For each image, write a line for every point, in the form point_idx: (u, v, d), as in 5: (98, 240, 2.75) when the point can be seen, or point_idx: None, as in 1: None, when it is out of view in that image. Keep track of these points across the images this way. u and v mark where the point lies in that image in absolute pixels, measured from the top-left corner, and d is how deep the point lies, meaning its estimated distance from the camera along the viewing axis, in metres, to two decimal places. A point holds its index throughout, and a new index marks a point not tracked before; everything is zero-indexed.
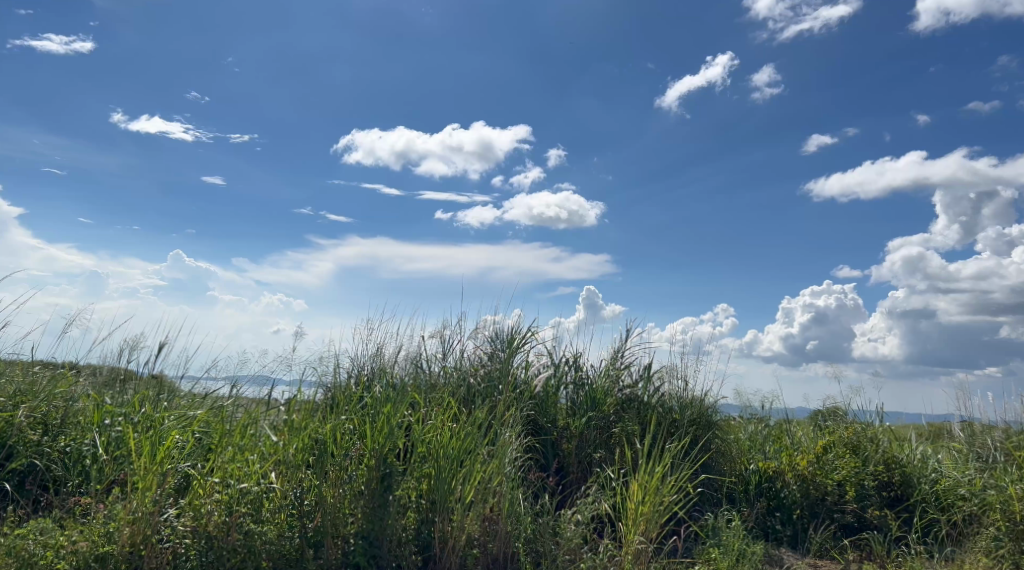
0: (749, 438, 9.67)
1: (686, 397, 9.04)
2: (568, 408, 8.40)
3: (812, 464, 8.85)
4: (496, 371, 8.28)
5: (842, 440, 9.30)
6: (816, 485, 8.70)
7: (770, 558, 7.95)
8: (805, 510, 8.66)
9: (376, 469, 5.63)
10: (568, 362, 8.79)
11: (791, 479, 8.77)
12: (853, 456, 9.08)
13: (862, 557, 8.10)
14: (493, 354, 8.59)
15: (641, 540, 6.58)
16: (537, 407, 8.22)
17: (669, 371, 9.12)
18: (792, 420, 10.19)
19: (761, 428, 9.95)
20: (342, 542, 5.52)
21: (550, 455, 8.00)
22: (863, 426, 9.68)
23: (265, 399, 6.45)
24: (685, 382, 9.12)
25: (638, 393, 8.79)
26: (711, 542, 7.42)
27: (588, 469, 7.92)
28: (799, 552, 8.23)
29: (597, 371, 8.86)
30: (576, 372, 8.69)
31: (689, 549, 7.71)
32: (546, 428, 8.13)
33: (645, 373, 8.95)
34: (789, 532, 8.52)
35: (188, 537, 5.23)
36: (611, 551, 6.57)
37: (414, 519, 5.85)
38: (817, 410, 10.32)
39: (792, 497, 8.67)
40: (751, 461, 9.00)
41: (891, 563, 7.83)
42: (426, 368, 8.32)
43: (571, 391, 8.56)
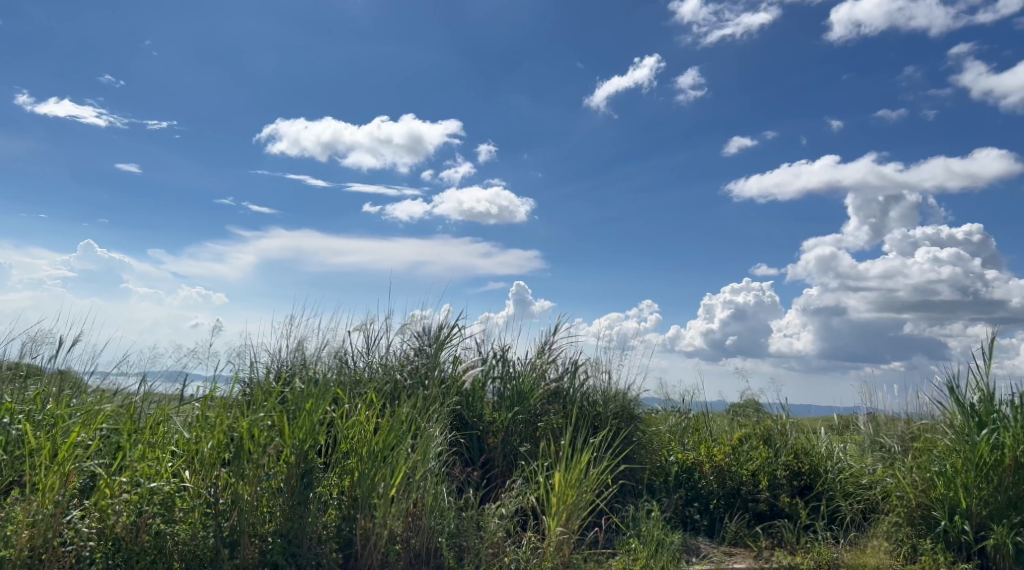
0: (669, 430, 9.91)
1: (610, 391, 9.20)
2: (495, 402, 8.41)
3: (728, 455, 9.22)
4: (423, 366, 8.24)
5: (756, 433, 9.70)
6: (731, 476, 9.07)
7: (688, 547, 8.16)
8: (721, 500, 8.97)
9: (296, 466, 5.53)
10: (494, 356, 8.80)
11: (708, 470, 9.08)
12: (765, 447, 9.46)
13: (773, 545, 8.41)
14: (420, 349, 8.52)
15: (563, 531, 6.69)
16: (462, 402, 8.18)
17: (594, 365, 9.25)
18: (710, 412, 10.49)
19: (680, 420, 10.21)
20: (259, 541, 5.39)
21: (476, 449, 7.99)
22: (777, 419, 10.03)
23: (178, 395, 6.30)
24: (609, 376, 9.28)
25: (564, 385, 8.90)
26: (631, 532, 7.58)
27: (512, 462, 7.95)
28: (714, 540, 8.50)
29: (524, 364, 8.94)
30: (504, 367, 8.71)
31: (610, 540, 7.85)
32: (472, 423, 8.13)
33: (571, 366, 9.07)
34: (706, 521, 8.80)
35: (92, 540, 5.00)
36: (534, 543, 6.64)
37: (334, 517, 5.76)
38: (734, 403, 10.66)
39: (709, 488, 8.97)
40: (671, 454, 9.29)
41: (800, 549, 8.14)
42: (350, 363, 8.22)
43: (498, 385, 8.59)
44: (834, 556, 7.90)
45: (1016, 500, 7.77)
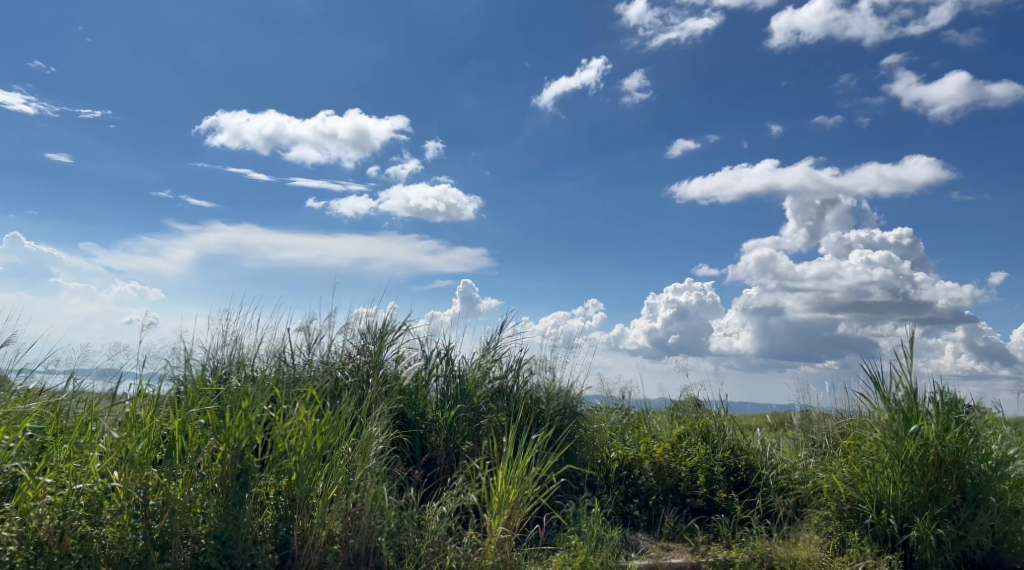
0: (611, 426, 10.01)
1: (553, 388, 9.26)
2: (438, 400, 8.35)
3: (666, 451, 9.38)
4: (365, 365, 8.16)
5: (694, 430, 9.87)
6: (669, 472, 9.23)
7: (627, 543, 8.28)
8: (660, 496, 9.11)
9: (230, 465, 5.39)
10: (438, 354, 8.76)
11: (647, 467, 9.23)
12: (704, 443, 9.65)
13: (710, 539, 8.58)
14: (363, 347, 8.42)
15: (505, 529, 6.67)
16: (405, 401, 8.14)
17: (538, 363, 9.29)
18: (650, 410, 10.68)
19: (621, 417, 10.34)
20: (191, 543, 5.29)
21: (418, 448, 7.95)
22: (714, 415, 10.22)
23: (109, 394, 6.08)
24: (553, 374, 9.33)
25: (507, 384, 8.90)
26: (572, 529, 7.65)
27: (454, 460, 7.95)
28: (653, 535, 8.65)
29: (468, 363, 8.92)
30: (447, 365, 8.68)
31: (551, 537, 7.89)
32: (414, 421, 8.08)
33: (515, 364, 9.09)
34: (646, 517, 8.95)
35: (13, 543, 4.74)
36: (474, 542, 6.62)
37: (271, 517, 5.67)
38: (674, 401, 10.83)
39: (648, 484, 9.12)
40: (612, 450, 9.40)
41: (736, 543, 8.32)
42: (290, 361, 8.08)
43: (442, 384, 8.55)
44: (768, 549, 8.09)
45: (937, 492, 8.14)
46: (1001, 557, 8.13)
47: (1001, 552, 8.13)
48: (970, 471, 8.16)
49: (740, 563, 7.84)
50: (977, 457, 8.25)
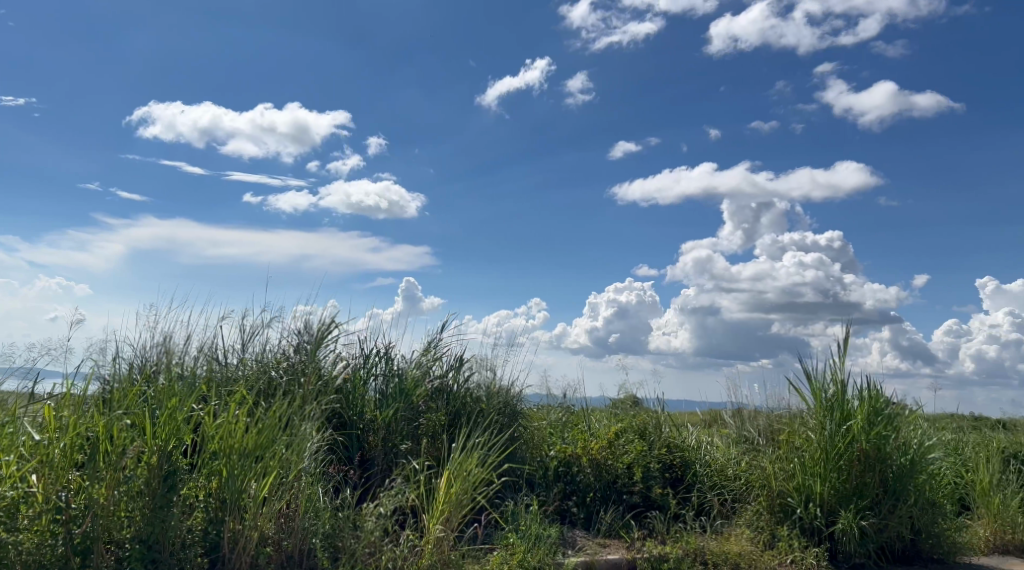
0: (550, 425, 10.06)
1: (493, 387, 9.24)
2: (377, 400, 8.25)
3: (604, 448, 9.47)
4: (300, 364, 8.01)
5: (632, 427, 9.97)
6: (607, 469, 9.32)
7: (565, 539, 8.34)
8: (597, 493, 9.22)
9: (158, 467, 5.25)
10: (377, 353, 8.67)
11: (585, 464, 9.32)
12: (641, 440, 9.77)
13: (645, 535, 8.71)
14: (298, 346, 8.27)
15: (442, 529, 6.64)
16: (342, 400, 8.02)
17: (479, 362, 9.27)
18: (590, 408, 10.76)
19: (561, 415, 10.40)
20: (115, 548, 5.11)
21: (354, 448, 7.85)
22: (650, 413, 10.36)
23: (27, 392, 5.83)
24: (493, 373, 9.32)
25: (447, 383, 8.86)
26: (510, 527, 7.67)
27: (393, 460, 7.86)
28: (590, 532, 8.74)
29: (407, 362, 8.83)
30: (386, 364, 8.59)
31: (489, 535, 7.90)
32: (351, 421, 7.97)
33: (455, 363, 9.05)
34: (583, 514, 9.04)
35: None
36: (411, 542, 6.58)
37: (201, 519, 5.51)
38: (613, 399, 10.94)
39: (586, 482, 9.22)
40: (551, 448, 9.46)
41: (670, 539, 8.48)
42: (222, 360, 7.88)
43: (381, 383, 8.45)
44: (701, 544, 8.26)
45: (861, 487, 8.46)
46: (919, 548, 8.59)
47: (919, 542, 8.58)
48: (891, 466, 8.51)
49: (674, 558, 7.97)
50: (898, 453, 8.60)
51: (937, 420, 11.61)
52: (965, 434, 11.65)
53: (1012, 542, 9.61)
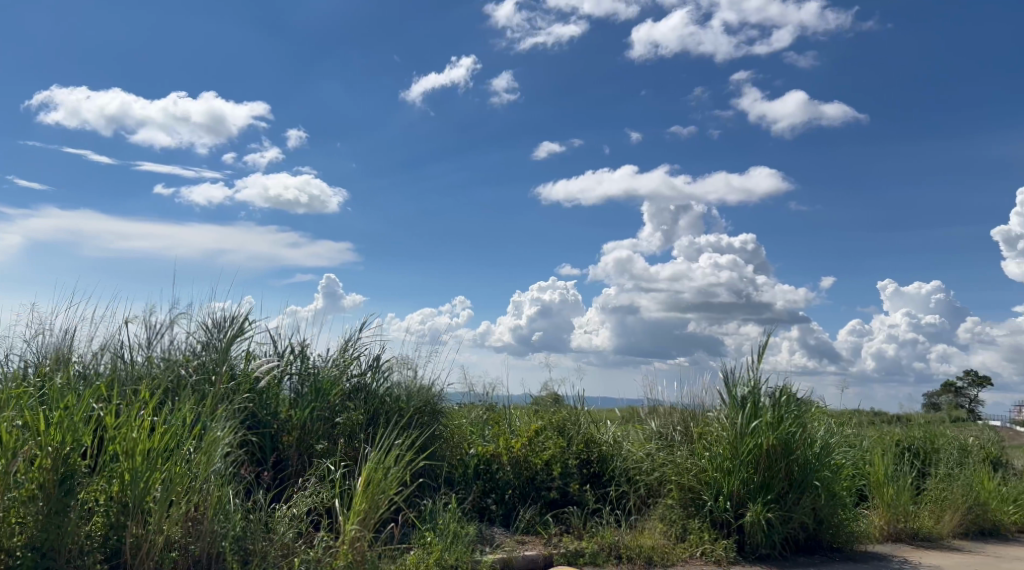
0: (470, 423, 10.03)
1: (414, 386, 9.14)
2: (292, 399, 8.08)
3: (524, 446, 9.53)
4: (210, 362, 7.75)
5: (551, 423, 10.07)
6: (525, 466, 9.40)
7: (483, 537, 8.35)
8: (516, 490, 9.27)
9: (52, 471, 4.98)
10: (292, 352, 8.46)
11: (505, 461, 9.36)
12: (559, 437, 9.86)
13: (562, 531, 8.82)
14: (207, 343, 8.00)
15: (359, 528, 6.51)
16: (255, 399, 7.80)
17: (399, 361, 9.16)
18: (511, 405, 10.81)
19: (482, 413, 10.41)
20: (4, 556, 4.82)
21: (267, 448, 7.65)
22: (570, 410, 10.47)
23: None
24: (414, 371, 9.22)
25: (366, 382, 8.74)
26: (427, 526, 7.62)
27: (307, 461, 7.72)
28: (508, 529, 8.79)
29: (324, 361, 8.63)
30: (302, 363, 8.39)
31: (406, 535, 7.84)
32: (265, 421, 7.75)
33: (374, 363, 8.91)
34: (502, 512, 9.08)
35: None
36: (327, 542, 6.46)
37: (100, 525, 5.26)
38: (533, 396, 11.00)
39: (506, 479, 9.26)
40: (471, 446, 9.44)
41: (586, 534, 8.61)
42: (126, 358, 7.55)
43: (296, 382, 8.26)
44: (616, 538, 8.43)
45: (769, 481, 8.78)
46: (820, 538, 9.01)
47: (821, 532, 8.99)
48: (797, 460, 8.85)
49: (589, 553, 8.10)
50: (804, 447, 8.94)
51: (840, 415, 12.16)
52: (864, 429, 12.23)
53: (904, 529, 10.24)
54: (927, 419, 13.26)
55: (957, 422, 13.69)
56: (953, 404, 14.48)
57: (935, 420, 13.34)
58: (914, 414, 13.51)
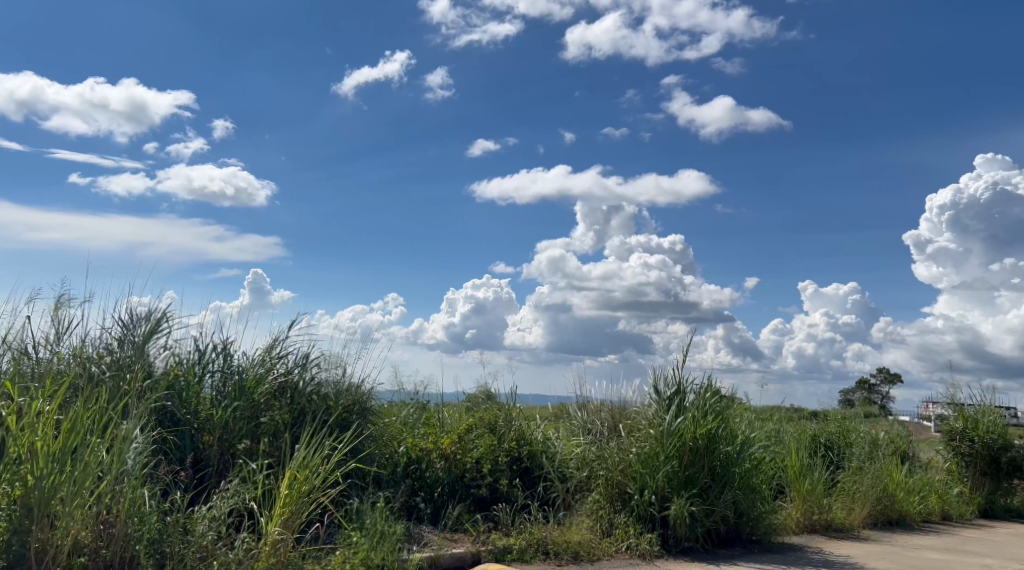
0: (401, 421, 9.92)
1: (342, 384, 8.95)
2: (213, 398, 7.82)
3: (454, 443, 9.51)
4: (125, 359, 7.44)
5: (482, 421, 10.06)
6: (455, 463, 9.37)
7: (411, 535, 8.29)
8: (446, 487, 9.24)
9: None
10: (213, 349, 8.17)
11: (435, 459, 9.31)
12: (490, 435, 9.86)
13: (490, 528, 8.82)
14: (122, 339, 7.66)
15: (282, 530, 6.38)
16: (173, 398, 7.53)
17: (327, 358, 8.97)
18: (444, 404, 10.73)
19: (414, 411, 10.29)
20: None
21: (186, 448, 7.41)
22: (502, 407, 10.45)
23: None
24: (342, 369, 9.04)
25: (293, 380, 8.52)
26: (353, 526, 7.51)
27: (228, 462, 7.52)
28: (436, 527, 8.76)
29: (249, 359, 8.36)
30: (224, 361, 8.11)
31: (331, 535, 7.71)
32: (183, 421, 7.50)
33: (301, 361, 8.69)
34: (430, 510, 9.05)
35: None
36: (247, 544, 6.31)
37: (2, 530, 4.98)
38: (465, 395, 10.94)
39: (435, 477, 9.21)
40: (401, 444, 9.35)
41: (514, 530, 8.64)
42: (32, 355, 7.18)
43: (218, 380, 7.99)
44: (544, 534, 8.48)
45: (692, 476, 9.00)
46: (740, 530, 9.28)
47: (741, 524, 9.25)
48: (719, 456, 9.10)
49: (517, 550, 8.13)
50: (726, 442, 9.18)
51: (761, 411, 12.54)
52: (784, 424, 12.64)
53: (819, 521, 10.65)
54: (843, 414, 13.80)
55: (869, 418, 14.30)
56: (867, 400, 15.10)
57: (850, 415, 13.89)
58: (832, 410, 14.03)
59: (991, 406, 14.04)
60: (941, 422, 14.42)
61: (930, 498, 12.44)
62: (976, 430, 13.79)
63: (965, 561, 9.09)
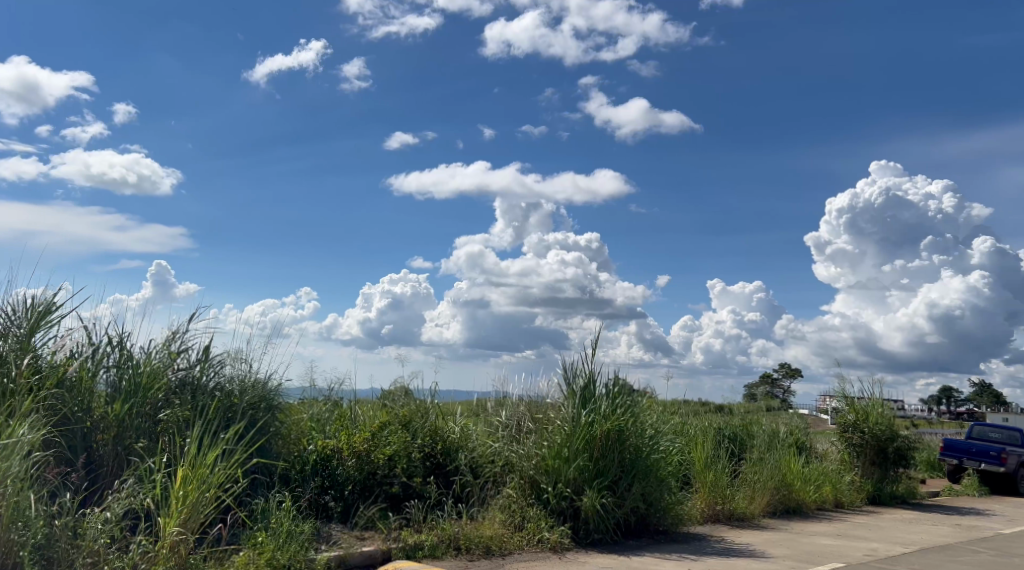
0: (311, 418, 9.66)
1: (248, 380, 8.66)
2: (108, 395, 7.44)
3: (366, 440, 9.38)
4: (10, 354, 6.99)
5: (396, 418, 9.94)
6: (367, 460, 9.24)
7: (320, 535, 8.12)
8: (357, 485, 9.10)
9: None
10: (109, 343, 7.77)
11: (346, 457, 9.15)
12: (404, 431, 9.76)
13: (403, 525, 8.74)
14: (7, 331, 7.19)
15: (180, 531, 6.15)
16: (63, 396, 7.13)
17: (231, 353, 8.67)
18: (358, 400, 10.50)
19: (326, 408, 10.02)
20: None
21: (78, 448, 7.03)
22: (417, 404, 10.32)
23: None
24: (248, 365, 8.75)
25: (194, 376, 8.20)
26: (259, 525, 7.28)
27: (124, 461, 7.18)
28: (347, 526, 8.66)
29: (148, 353, 7.98)
30: (120, 355, 7.72)
31: (235, 536, 7.46)
32: (74, 418, 7.11)
33: (204, 356, 8.36)
34: (341, 508, 8.90)
35: None
36: (143, 547, 6.05)
37: None
38: (379, 391, 10.74)
39: (346, 474, 9.05)
40: (310, 442, 9.12)
41: (426, 527, 8.60)
42: None
43: (113, 375, 7.61)
44: (456, 529, 8.46)
45: (603, 469, 9.15)
46: (649, 522, 9.52)
47: (650, 516, 9.49)
48: (629, 449, 9.29)
49: (428, 546, 8.08)
50: (635, 436, 9.38)
51: (668, 405, 12.87)
52: (691, 418, 13.02)
53: (722, 510, 11.03)
54: (746, 408, 14.32)
55: (770, 411, 14.87)
56: (769, 394, 15.69)
57: (752, 409, 14.43)
58: (737, 403, 14.52)
59: (879, 399, 14.90)
60: (835, 414, 15.14)
61: (824, 486, 13.07)
62: (866, 421, 14.61)
63: (854, 545, 9.59)
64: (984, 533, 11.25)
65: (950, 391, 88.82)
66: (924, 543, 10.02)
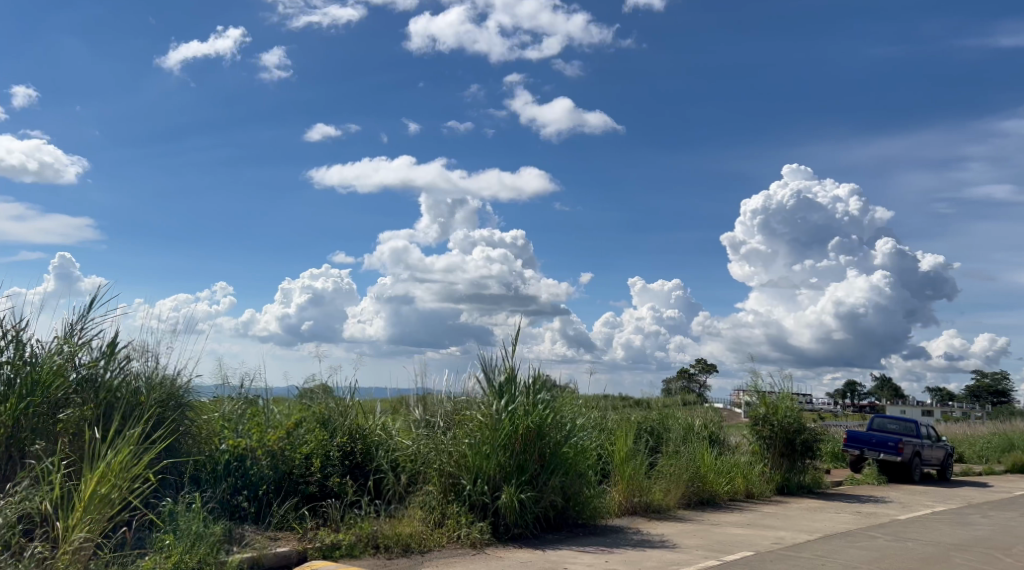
0: (223, 416, 9.15)
1: (155, 376, 8.30)
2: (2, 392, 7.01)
3: (281, 439, 9.12)
4: None
5: (311, 415, 9.71)
6: (282, 460, 9.02)
7: (232, 536, 7.88)
8: (271, 485, 8.86)
9: None
10: (3, 337, 7.31)
11: (260, 456, 8.86)
12: (321, 429, 9.58)
13: (319, 524, 8.67)
14: None
15: (82, 538, 5.88)
16: None
17: (137, 348, 8.29)
18: (270, 398, 10.13)
19: (236, 407, 9.57)
20: None
21: None
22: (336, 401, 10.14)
23: None
24: (155, 360, 8.40)
25: (97, 372, 7.80)
26: (166, 528, 6.99)
27: (19, 463, 6.81)
28: (260, 527, 8.45)
29: (46, 348, 7.55)
30: (15, 350, 7.26)
31: (141, 539, 7.19)
32: None
33: (107, 350, 7.97)
34: (254, 508, 8.66)
35: None
36: (41, 554, 5.76)
37: None
38: (295, 389, 10.46)
39: (260, 474, 8.76)
40: (222, 441, 8.79)
41: (343, 525, 8.48)
42: None
43: (8, 372, 7.13)
44: (375, 528, 8.36)
45: (522, 464, 9.20)
46: (567, 515, 9.65)
47: (568, 509, 9.63)
48: (547, 444, 9.37)
49: (346, 545, 7.98)
50: (554, 432, 9.48)
51: (588, 400, 13.00)
52: (610, 413, 13.14)
53: (640, 503, 11.29)
54: (663, 403, 14.68)
55: (686, 405, 15.24)
56: (685, 389, 16.09)
57: (669, 403, 14.77)
58: (654, 398, 14.83)
59: (788, 393, 15.48)
60: (747, 408, 15.65)
61: (735, 478, 13.49)
62: (775, 414, 15.18)
63: (763, 534, 9.93)
64: (881, 520, 11.88)
65: (853, 386, 93.17)
66: (827, 530, 10.48)
